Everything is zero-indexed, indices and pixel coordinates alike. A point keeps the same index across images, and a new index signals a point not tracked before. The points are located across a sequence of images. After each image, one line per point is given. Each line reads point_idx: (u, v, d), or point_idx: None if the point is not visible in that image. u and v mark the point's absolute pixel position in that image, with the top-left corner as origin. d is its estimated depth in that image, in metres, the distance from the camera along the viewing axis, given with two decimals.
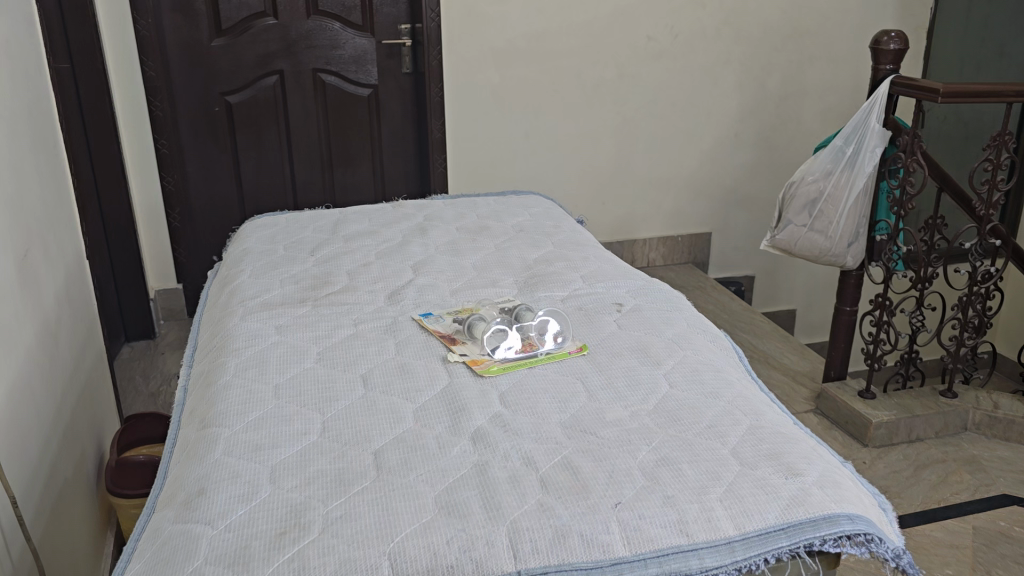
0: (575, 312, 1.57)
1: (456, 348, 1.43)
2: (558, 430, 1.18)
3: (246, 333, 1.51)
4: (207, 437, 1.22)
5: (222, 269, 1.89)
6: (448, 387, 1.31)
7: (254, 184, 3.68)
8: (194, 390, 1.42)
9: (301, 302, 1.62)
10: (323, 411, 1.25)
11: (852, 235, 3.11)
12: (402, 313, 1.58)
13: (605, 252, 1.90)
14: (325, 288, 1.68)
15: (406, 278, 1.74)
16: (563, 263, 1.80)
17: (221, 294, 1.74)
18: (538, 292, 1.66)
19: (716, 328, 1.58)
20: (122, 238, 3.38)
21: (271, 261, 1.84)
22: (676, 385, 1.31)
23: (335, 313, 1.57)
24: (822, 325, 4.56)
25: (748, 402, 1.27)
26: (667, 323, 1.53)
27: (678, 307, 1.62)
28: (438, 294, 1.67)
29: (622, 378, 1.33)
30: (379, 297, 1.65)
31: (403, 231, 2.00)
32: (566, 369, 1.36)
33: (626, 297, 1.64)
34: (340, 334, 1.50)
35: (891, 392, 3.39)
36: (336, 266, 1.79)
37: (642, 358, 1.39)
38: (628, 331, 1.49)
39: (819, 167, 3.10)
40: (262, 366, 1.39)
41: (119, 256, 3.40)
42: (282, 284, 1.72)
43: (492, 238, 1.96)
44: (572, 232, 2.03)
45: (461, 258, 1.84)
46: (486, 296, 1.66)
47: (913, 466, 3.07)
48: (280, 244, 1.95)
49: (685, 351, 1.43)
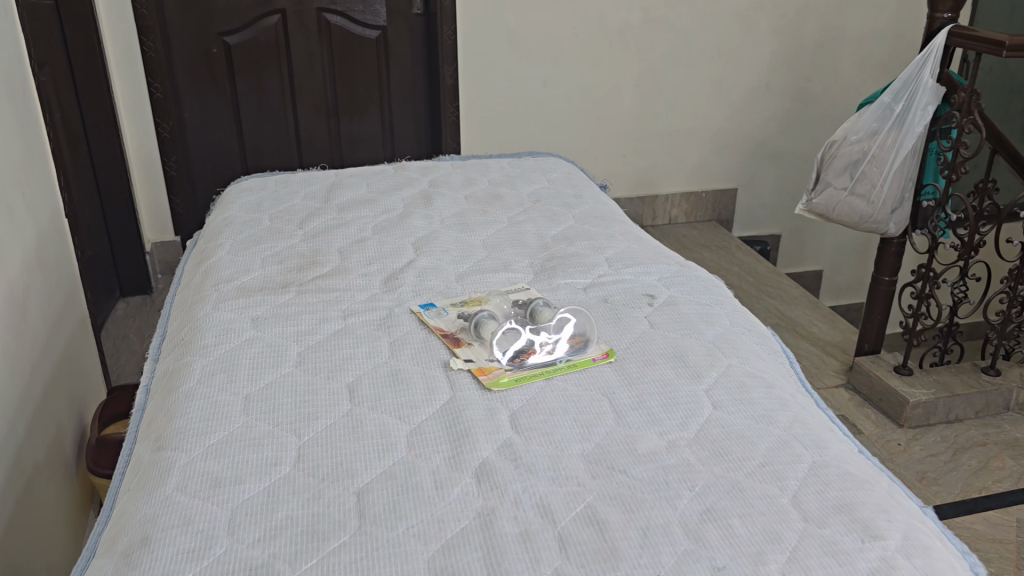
0: (599, 305, 1.36)
1: (460, 352, 1.21)
2: (581, 467, 0.98)
3: (217, 327, 1.30)
4: (161, 465, 1.02)
5: (200, 242, 1.68)
6: (450, 403, 1.10)
7: (255, 131, 3.44)
8: (156, 394, 1.22)
9: (284, 287, 1.41)
10: (299, 432, 1.05)
11: (897, 201, 2.85)
12: (399, 303, 1.37)
13: (634, 229, 1.67)
14: (312, 270, 1.47)
15: (406, 259, 1.51)
16: (586, 242, 1.58)
17: (195, 273, 1.53)
18: (556, 280, 1.44)
19: (764, 326, 1.37)
20: (115, 192, 3.16)
21: (255, 234, 1.62)
22: (721, 406, 1.10)
23: (322, 303, 1.36)
24: (850, 288, 4.33)
25: (809, 430, 1.06)
26: (707, 323, 1.32)
27: (719, 300, 1.40)
28: (441, 280, 1.45)
29: (656, 395, 1.12)
30: (374, 282, 1.44)
31: (405, 199, 1.77)
32: (589, 382, 1.15)
33: (659, 287, 1.42)
34: (326, 329, 1.29)
35: (929, 367, 3.16)
36: (327, 242, 1.57)
37: (680, 368, 1.18)
38: (662, 332, 1.28)
39: (863, 126, 2.83)
40: (232, 371, 1.19)
41: (112, 211, 3.18)
42: (264, 263, 1.50)
43: (505, 209, 1.73)
44: (596, 202, 1.80)
45: (469, 233, 1.62)
46: (497, 284, 1.44)
47: (950, 450, 2.86)
48: (266, 213, 1.73)
49: (730, 359, 1.22)
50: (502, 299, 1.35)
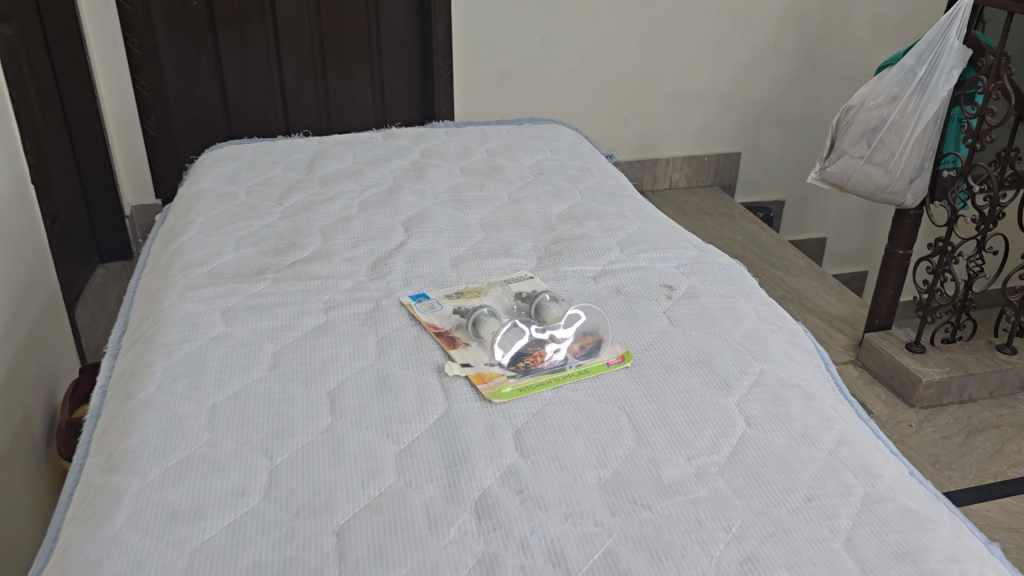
0: (613, 299, 1.21)
1: (456, 355, 1.07)
2: (599, 501, 0.85)
3: (182, 321, 1.15)
4: (110, 491, 0.88)
5: (169, 217, 1.52)
6: (446, 418, 0.96)
7: (239, 88, 3.24)
8: (112, 399, 1.07)
9: (258, 274, 1.26)
10: (272, 453, 0.91)
11: (916, 170, 2.69)
12: (387, 294, 1.22)
13: (647, 207, 1.52)
14: (292, 253, 1.31)
15: (396, 241, 1.36)
16: (595, 223, 1.43)
17: (162, 255, 1.38)
18: (563, 267, 1.30)
19: (795, 322, 1.22)
20: (92, 153, 2.97)
21: (229, 211, 1.47)
22: (755, 423, 0.96)
23: (302, 294, 1.21)
24: (854, 256, 4.19)
25: (857, 455, 0.93)
26: (734, 319, 1.17)
27: (745, 292, 1.26)
28: (435, 266, 1.30)
29: (681, 411, 0.98)
30: (359, 269, 1.28)
31: (394, 170, 1.61)
32: (603, 392, 1.01)
33: (678, 276, 1.28)
34: (305, 325, 1.14)
35: (941, 344, 3.03)
36: (308, 221, 1.42)
37: (707, 377, 1.04)
38: (683, 331, 1.14)
39: (883, 91, 2.66)
40: (197, 375, 1.03)
41: (90, 173, 3.00)
42: (237, 245, 1.35)
43: (505, 183, 1.58)
44: (604, 175, 1.64)
45: (465, 211, 1.46)
46: (497, 272, 1.29)
47: (964, 431, 2.75)
48: (242, 186, 1.57)
49: (763, 365, 1.07)
50: (505, 291, 1.20)
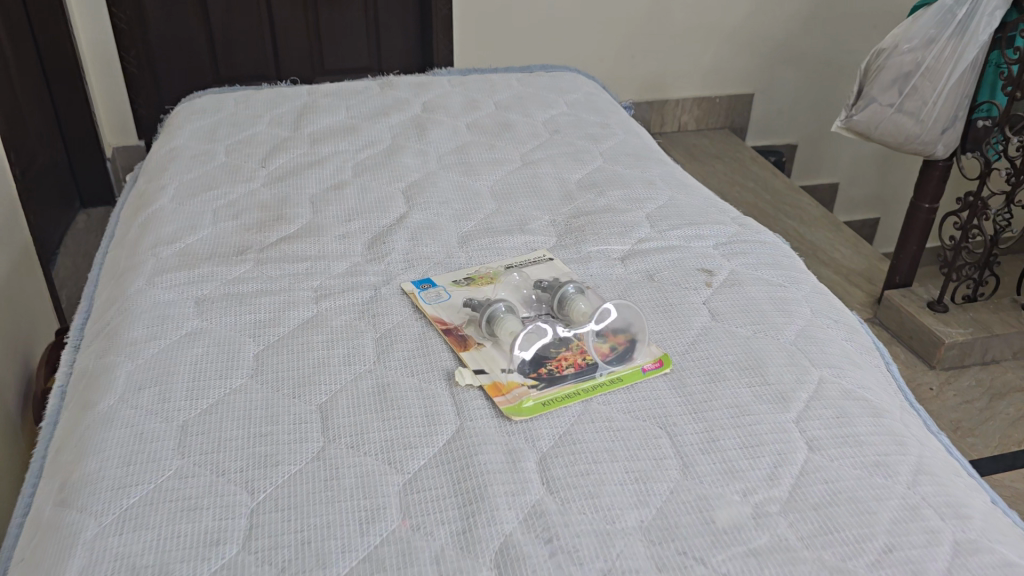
0: (646, 287, 1.06)
1: (467, 358, 0.92)
2: (642, 555, 0.71)
3: (150, 313, 0.99)
4: (60, 536, 0.74)
5: (140, 180, 1.35)
6: (460, 441, 0.82)
7: (224, 23, 3.00)
8: (69, 405, 0.93)
9: (239, 253, 1.10)
10: (253, 488, 0.77)
11: (950, 120, 2.24)
12: (387, 280, 1.06)
13: (678, 172, 1.36)
14: (277, 228, 1.16)
15: (396, 213, 1.20)
16: (621, 192, 1.27)
17: (130, 227, 1.21)
18: (586, 247, 1.14)
19: (850, 314, 1.08)
20: (71, 96, 2.73)
21: (206, 175, 1.30)
22: (820, 448, 0.83)
23: (288, 280, 1.06)
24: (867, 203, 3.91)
25: (940, 489, 0.80)
26: (784, 313, 1.02)
27: (793, 278, 1.11)
28: (440, 243, 1.14)
29: (733, 433, 0.84)
30: (355, 247, 1.13)
31: (391, 127, 1.44)
32: (640, 408, 0.87)
33: (717, 259, 1.12)
34: (292, 319, 0.99)
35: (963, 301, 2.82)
36: (295, 188, 1.25)
37: (760, 391, 0.89)
38: (727, 329, 0.99)
39: (917, 31, 2.18)
40: (167, 383, 0.89)
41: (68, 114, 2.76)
42: (216, 217, 1.19)
43: (516, 143, 1.41)
44: (628, 133, 1.47)
45: (473, 177, 1.30)
46: (511, 252, 1.13)
47: (987, 396, 2.50)
48: (221, 144, 1.40)
49: (821, 372, 0.93)
50: (521, 278, 1.05)
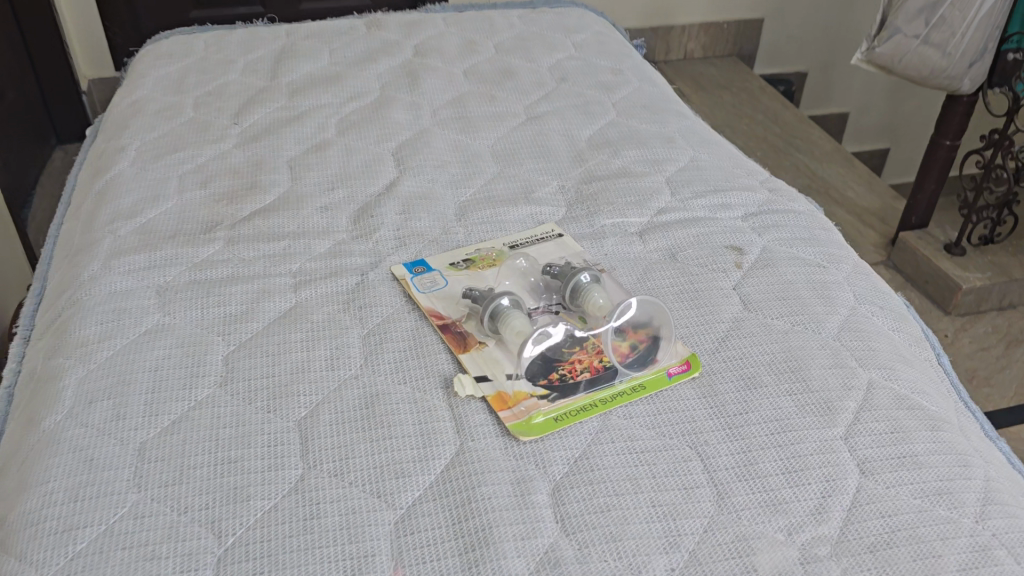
0: (671, 268, 0.95)
1: (468, 362, 0.81)
2: None
3: (104, 308, 0.87)
4: None
5: (99, 138, 1.21)
6: (458, 468, 0.71)
7: None
8: (15, 416, 0.81)
9: (208, 231, 0.98)
10: (220, 530, 0.66)
11: (979, 53, 1.73)
12: (376, 262, 0.94)
13: (702, 126, 1.23)
14: (250, 200, 1.02)
15: (385, 179, 1.07)
16: (637, 151, 1.14)
17: (87, 195, 1.08)
18: (599, 220, 1.01)
19: (896, 297, 0.96)
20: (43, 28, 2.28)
21: (173, 133, 1.16)
22: (874, 471, 0.72)
23: (263, 263, 0.93)
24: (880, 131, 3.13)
25: (1012, 523, 0.69)
26: (825, 301, 0.90)
27: (833, 256, 0.98)
28: (435, 215, 1.01)
29: (774, 455, 0.73)
30: (339, 221, 1.00)
31: (381, 74, 1.29)
32: (666, 421, 0.76)
33: (748, 235, 1.00)
34: (267, 313, 0.87)
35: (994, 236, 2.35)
36: (272, 149, 1.11)
37: (805, 401, 0.78)
38: (761, 321, 0.87)
39: None
40: (124, 395, 0.77)
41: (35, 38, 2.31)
42: (181, 186, 1.05)
43: (518, 94, 1.26)
44: (645, 82, 1.33)
45: (471, 135, 1.16)
46: (515, 225, 1.01)
47: (1004, 343, 2.10)
48: (189, 95, 1.25)
49: (871, 374, 0.82)
50: (527, 263, 0.92)
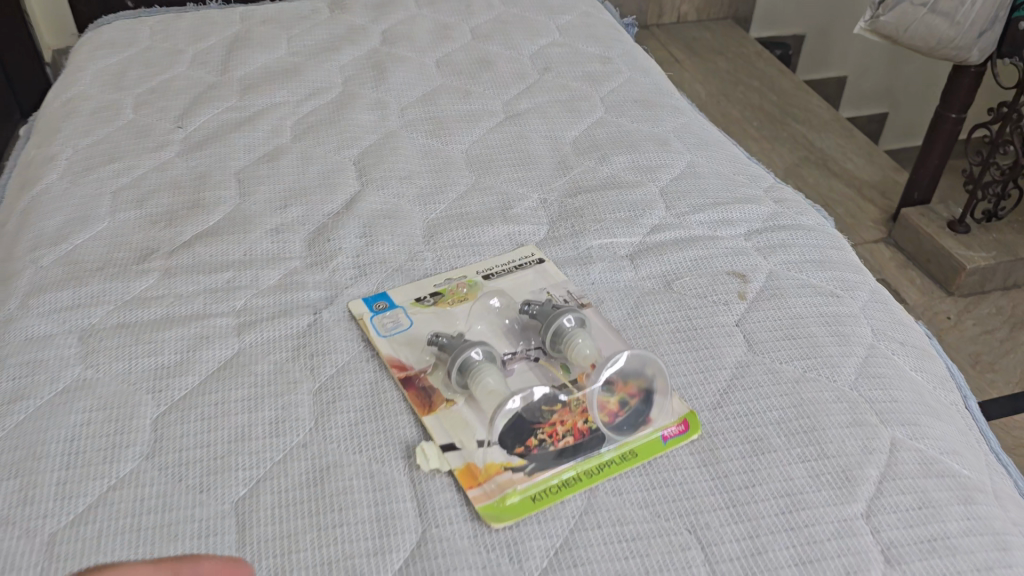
0: (667, 299, 0.84)
1: (434, 427, 0.70)
2: None
3: (17, 360, 0.76)
4: None
5: (31, 143, 1.09)
6: (418, 563, 0.61)
7: None
8: None
9: (142, 261, 0.86)
10: None
11: (989, 21, 1.58)
12: (334, 295, 0.83)
13: (701, 125, 1.12)
14: (191, 221, 0.91)
15: (345, 194, 0.95)
16: (628, 154, 1.02)
17: (10, 214, 0.96)
18: (585, 241, 0.90)
19: (920, 332, 0.86)
20: None
21: (109, 138, 1.03)
22: (902, 560, 0.62)
23: (203, 299, 0.82)
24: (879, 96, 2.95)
25: None
26: (839, 340, 0.80)
27: (847, 282, 0.88)
28: (401, 237, 0.90)
29: (786, 541, 0.63)
30: (292, 245, 0.89)
31: (344, 66, 1.16)
32: (660, 499, 0.66)
33: (752, 257, 0.89)
34: (204, 364, 0.76)
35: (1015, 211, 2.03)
36: (218, 159, 0.99)
37: (820, 472, 0.68)
38: (768, 367, 0.77)
39: None
40: (33, 474, 0.67)
41: None
42: (115, 203, 0.94)
43: (495, 87, 1.14)
44: (638, 72, 1.20)
45: (442, 139, 1.04)
46: (491, 248, 0.90)
47: (1009, 326, 1.85)
48: (131, 92, 1.12)
49: (894, 432, 0.72)
50: (502, 302, 0.82)
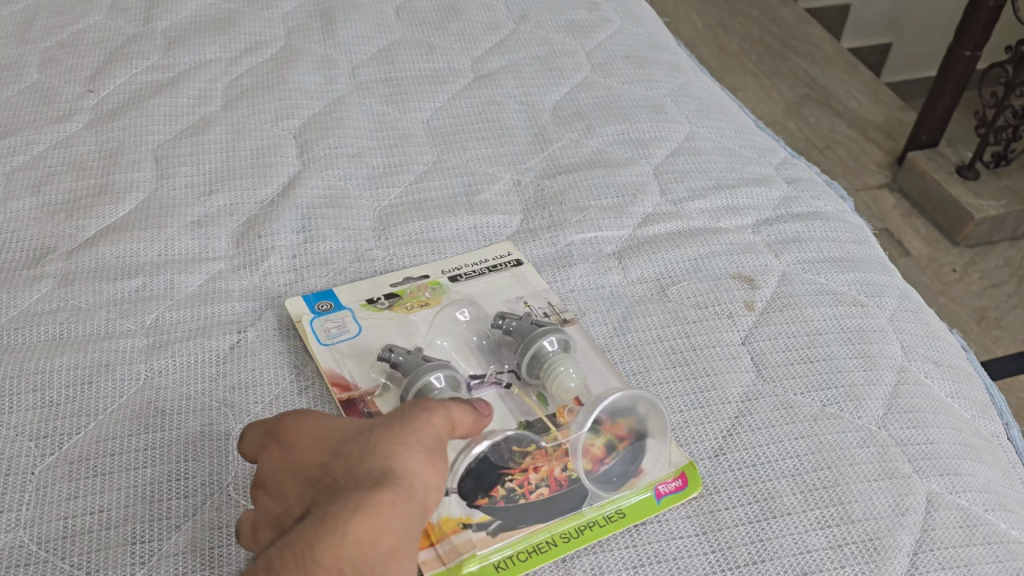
0: (662, 311, 0.70)
1: None
2: None
3: None
4: None
5: None
6: None
7: None
8: None
9: (35, 264, 0.72)
10: None
11: None
12: (266, 306, 0.70)
13: (703, 87, 0.97)
14: (96, 211, 0.77)
15: (283, 176, 0.81)
16: (616, 122, 0.88)
17: None
18: (565, 235, 0.76)
19: (956, 348, 0.73)
20: None
21: (5, 105, 0.87)
22: None
23: (107, 313, 0.69)
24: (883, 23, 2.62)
25: None
26: (865, 361, 0.67)
27: (873, 286, 0.74)
28: (346, 232, 0.76)
29: None
30: (216, 242, 0.75)
31: (288, 15, 1.00)
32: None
33: (762, 256, 0.75)
34: (103, 399, 0.63)
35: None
36: (134, 132, 0.84)
37: (842, 543, 0.56)
38: (779, 401, 0.64)
39: None
40: None
41: None
42: (8, 187, 0.79)
43: (465, 41, 0.98)
44: (631, 21, 1.04)
45: (399, 106, 0.89)
46: (455, 244, 0.76)
47: (1018, 279, 1.64)
48: (37, 47, 0.95)
49: (930, 485, 0.60)
50: (471, 315, 0.69)
